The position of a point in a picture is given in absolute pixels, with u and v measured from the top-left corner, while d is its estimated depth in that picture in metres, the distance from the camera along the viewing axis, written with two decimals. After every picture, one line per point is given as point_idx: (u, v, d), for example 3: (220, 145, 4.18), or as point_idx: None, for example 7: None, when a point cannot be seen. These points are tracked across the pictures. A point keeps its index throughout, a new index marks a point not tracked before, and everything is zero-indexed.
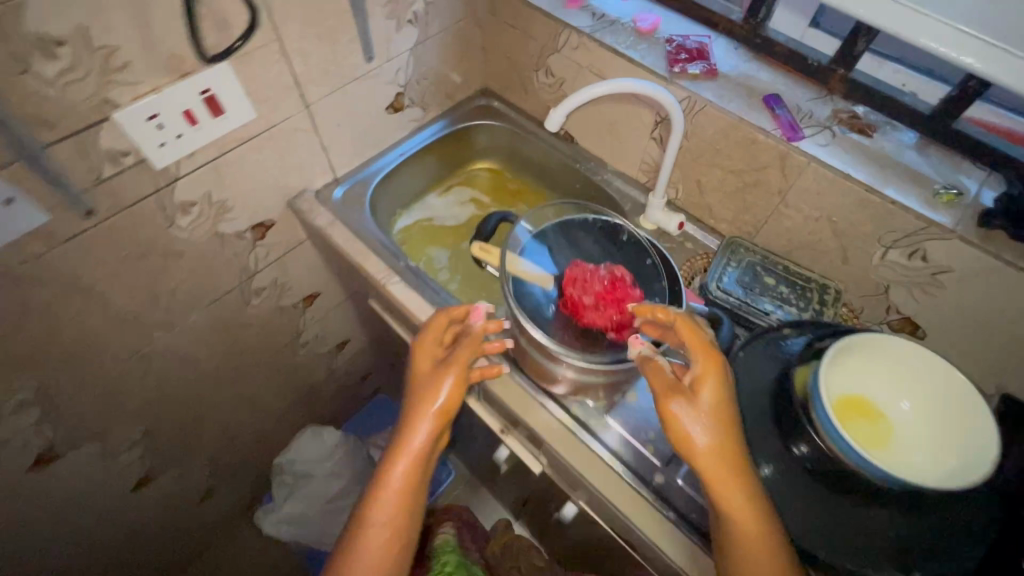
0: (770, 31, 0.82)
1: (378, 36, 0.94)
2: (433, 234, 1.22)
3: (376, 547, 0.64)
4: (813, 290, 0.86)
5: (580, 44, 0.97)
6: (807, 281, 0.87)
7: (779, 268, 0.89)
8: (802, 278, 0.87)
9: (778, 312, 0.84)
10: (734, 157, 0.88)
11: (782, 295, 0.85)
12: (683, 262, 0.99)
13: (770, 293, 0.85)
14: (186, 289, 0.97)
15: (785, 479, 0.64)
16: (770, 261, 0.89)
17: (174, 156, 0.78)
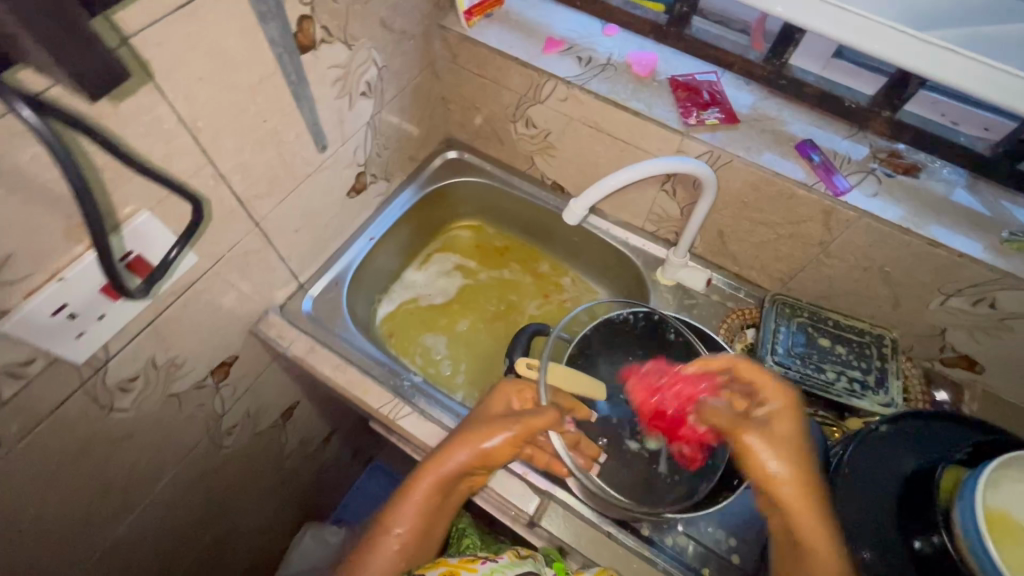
0: (796, 70, 0.73)
1: (329, 121, 0.76)
2: (421, 317, 1.06)
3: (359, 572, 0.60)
4: (870, 346, 0.79)
5: (570, 95, 0.82)
6: (861, 336, 0.80)
7: (830, 325, 0.81)
8: (855, 334, 0.80)
9: (842, 378, 0.76)
10: (767, 209, 0.78)
11: (841, 358, 0.78)
12: (716, 322, 0.90)
13: (828, 358, 0.78)
14: (143, 466, 0.78)
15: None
16: (819, 318, 0.81)
17: (98, 343, 0.59)
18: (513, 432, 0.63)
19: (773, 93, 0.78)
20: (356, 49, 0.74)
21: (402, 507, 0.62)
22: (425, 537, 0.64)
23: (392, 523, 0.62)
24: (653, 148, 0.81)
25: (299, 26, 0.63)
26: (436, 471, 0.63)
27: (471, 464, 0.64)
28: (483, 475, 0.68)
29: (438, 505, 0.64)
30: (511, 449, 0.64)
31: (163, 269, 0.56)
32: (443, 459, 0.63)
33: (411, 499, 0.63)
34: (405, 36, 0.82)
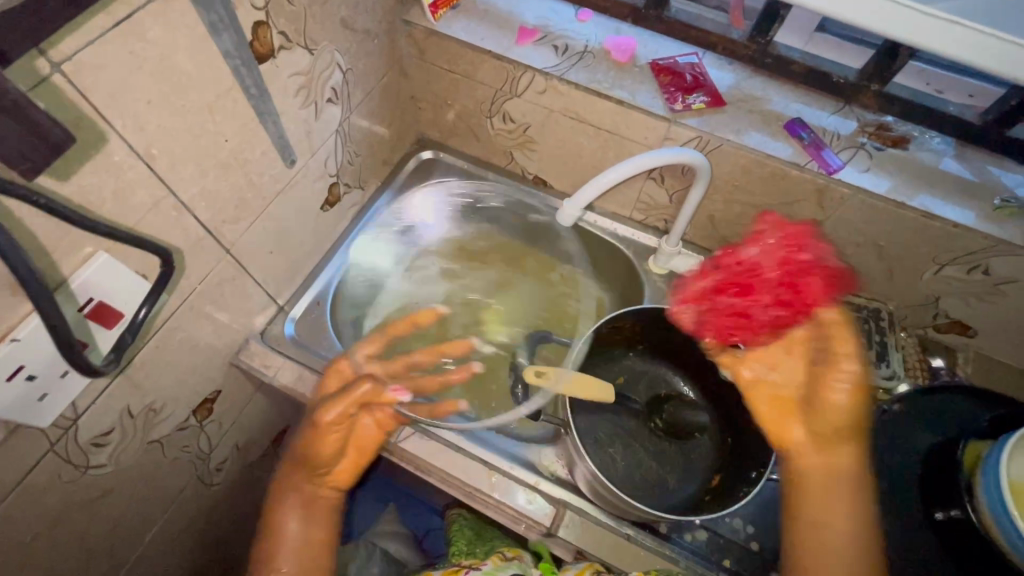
0: (781, 48, 0.72)
1: (296, 133, 0.71)
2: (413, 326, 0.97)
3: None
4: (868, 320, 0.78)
5: (548, 87, 0.79)
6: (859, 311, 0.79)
7: None
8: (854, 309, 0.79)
9: None
10: (758, 192, 0.77)
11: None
12: None
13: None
14: (129, 519, 0.73)
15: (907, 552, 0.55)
16: None
17: (64, 403, 0.53)
18: (320, 430, 0.66)
19: (757, 72, 0.76)
20: (318, 54, 0.68)
21: (277, 538, 0.66)
22: (310, 549, 0.66)
23: (269, 556, 0.65)
24: (638, 137, 0.78)
25: (254, 34, 0.57)
26: (295, 494, 0.68)
27: (307, 457, 0.67)
28: (345, 473, 0.70)
29: (310, 502, 0.68)
30: (332, 440, 0.66)
31: (134, 331, 0.53)
32: (292, 481, 0.68)
33: (283, 528, 0.66)
34: (369, 35, 0.77)
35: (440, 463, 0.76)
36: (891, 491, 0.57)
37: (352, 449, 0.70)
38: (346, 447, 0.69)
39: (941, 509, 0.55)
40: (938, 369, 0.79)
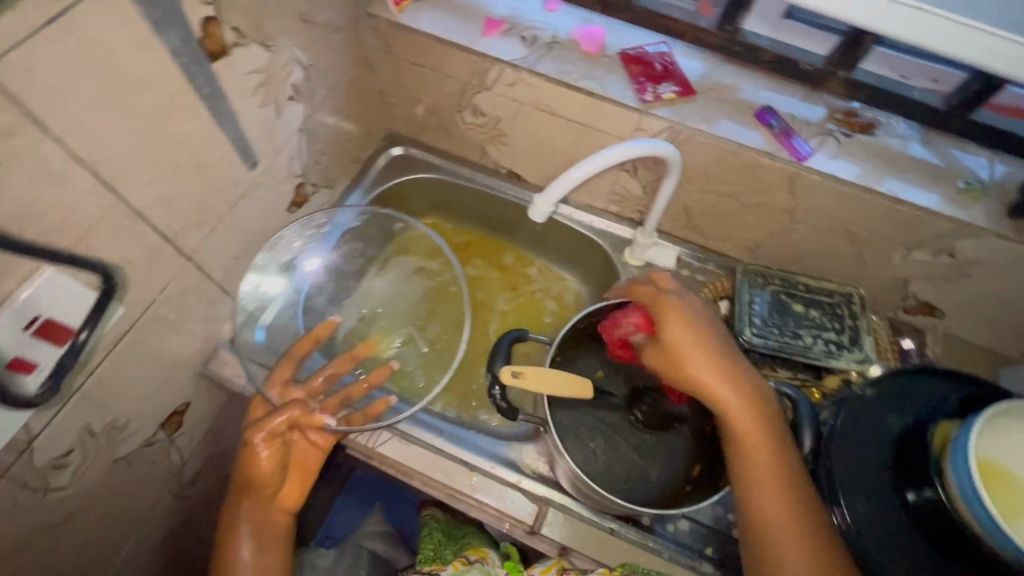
0: (749, 35, 0.71)
1: (256, 134, 0.68)
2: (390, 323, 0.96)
3: None
4: (840, 305, 0.79)
5: (518, 79, 0.77)
6: (832, 296, 0.79)
7: (803, 288, 0.80)
8: (826, 294, 0.80)
9: (819, 342, 0.76)
10: (730, 181, 0.77)
11: (816, 322, 0.77)
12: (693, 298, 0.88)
13: (805, 324, 0.77)
14: (98, 540, 0.70)
15: (876, 535, 0.55)
16: (791, 282, 0.80)
17: (16, 426, 0.51)
18: (251, 444, 0.68)
19: (727, 60, 0.76)
20: (276, 50, 0.66)
21: (228, 568, 0.65)
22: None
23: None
24: (610, 128, 0.77)
25: (204, 31, 0.54)
26: (244, 522, 0.68)
27: (250, 481, 0.69)
28: (293, 493, 0.72)
29: (261, 527, 0.68)
30: (268, 451, 0.69)
31: (73, 354, 0.51)
32: (236, 506, 0.69)
33: (230, 554, 0.65)
34: (329, 29, 0.74)
35: (420, 465, 0.75)
36: (865, 475, 0.57)
37: (295, 469, 0.72)
38: (287, 467, 0.71)
39: (912, 490, 0.55)
40: (907, 350, 0.81)
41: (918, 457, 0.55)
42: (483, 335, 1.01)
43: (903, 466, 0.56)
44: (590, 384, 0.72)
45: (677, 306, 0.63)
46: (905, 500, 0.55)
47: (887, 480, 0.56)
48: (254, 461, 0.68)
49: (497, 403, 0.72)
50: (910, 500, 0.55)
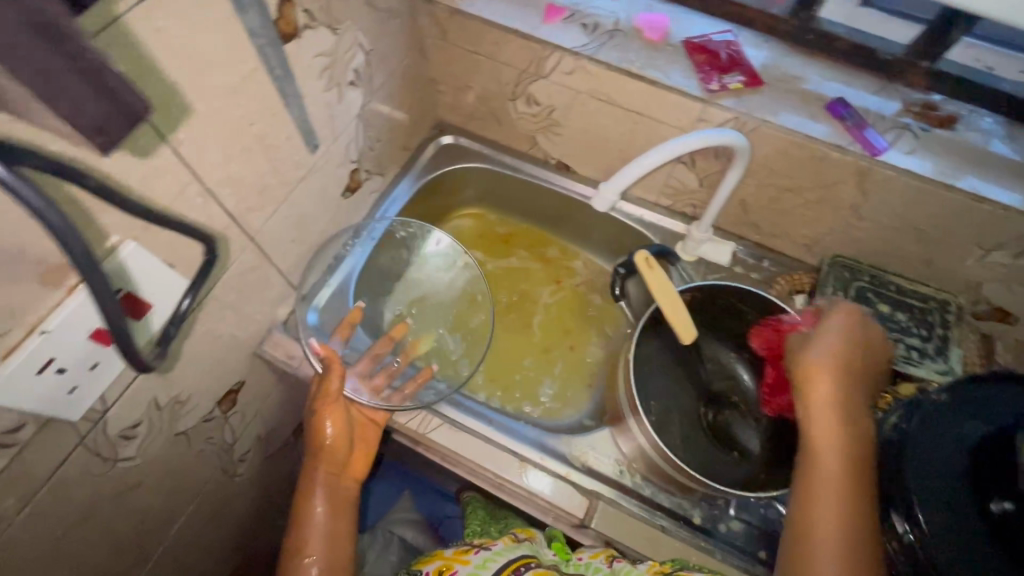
0: (824, 21, 0.70)
1: (318, 117, 0.68)
2: (435, 317, 0.95)
3: None
4: (932, 311, 0.76)
5: (577, 67, 0.75)
6: (923, 301, 0.77)
7: (893, 289, 0.78)
8: (919, 299, 0.78)
9: (900, 345, 0.73)
10: (795, 176, 0.74)
11: (900, 325, 0.75)
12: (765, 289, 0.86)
13: (889, 325, 0.74)
14: (156, 512, 0.72)
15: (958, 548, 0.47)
16: (880, 282, 0.79)
17: (92, 396, 0.52)
18: (323, 413, 0.72)
19: (795, 49, 0.73)
20: (341, 34, 0.66)
21: (305, 528, 0.68)
22: (337, 540, 0.68)
23: (298, 540, 0.66)
24: (669, 118, 0.76)
25: (279, 12, 0.55)
26: (320, 486, 0.70)
27: (319, 454, 0.71)
28: (360, 464, 0.75)
29: (337, 496, 0.71)
30: (336, 424, 0.72)
31: (154, 323, 0.53)
32: (314, 471, 0.71)
33: (311, 514, 0.68)
34: (390, 15, 0.74)
35: (469, 454, 0.75)
36: (938, 478, 0.49)
37: (360, 444, 0.75)
38: (352, 442, 0.74)
39: (996, 499, 0.47)
40: (996, 365, 0.75)
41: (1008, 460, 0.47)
42: (527, 328, 1.00)
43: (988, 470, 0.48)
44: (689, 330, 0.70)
45: (843, 325, 0.63)
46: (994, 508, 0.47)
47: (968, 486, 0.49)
48: (323, 434, 0.71)
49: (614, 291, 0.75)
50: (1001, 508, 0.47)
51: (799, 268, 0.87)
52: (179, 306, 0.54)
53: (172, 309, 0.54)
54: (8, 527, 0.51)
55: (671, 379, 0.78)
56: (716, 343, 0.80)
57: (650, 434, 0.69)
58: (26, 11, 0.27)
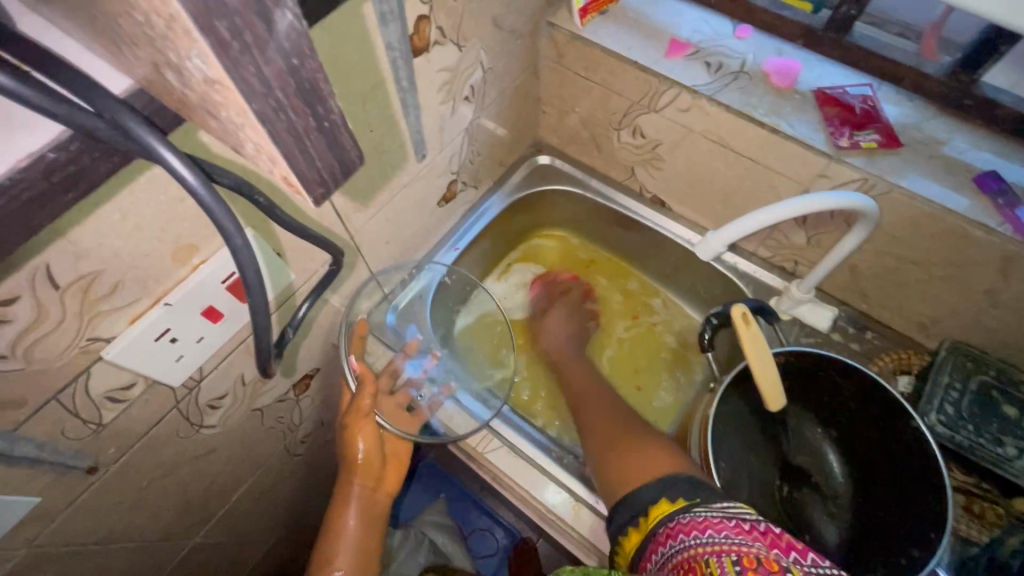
0: (986, 88, 0.63)
1: (431, 129, 0.70)
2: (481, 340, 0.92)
3: None
4: None
5: (693, 106, 0.73)
6: None
7: None
8: None
9: None
10: (925, 249, 0.67)
11: None
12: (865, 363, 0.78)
13: (1013, 432, 0.65)
14: (224, 478, 0.76)
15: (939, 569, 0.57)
16: (1010, 379, 0.68)
17: (194, 366, 0.55)
18: (355, 429, 0.71)
19: (943, 112, 0.67)
20: (466, 51, 0.67)
21: (336, 536, 0.70)
22: (364, 551, 0.71)
23: (330, 549, 0.69)
24: (788, 169, 0.71)
25: (416, 28, 0.57)
26: (353, 498, 0.72)
27: (354, 473, 0.72)
28: (393, 475, 0.76)
29: (371, 510, 0.73)
30: (366, 441, 0.71)
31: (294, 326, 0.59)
32: (349, 485, 0.72)
33: (343, 528, 0.70)
34: (513, 35, 0.74)
35: (524, 483, 0.74)
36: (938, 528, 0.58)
37: (392, 460, 0.76)
38: (385, 455, 0.75)
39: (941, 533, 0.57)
40: None
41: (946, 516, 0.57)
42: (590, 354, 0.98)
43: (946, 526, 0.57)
44: (778, 393, 0.65)
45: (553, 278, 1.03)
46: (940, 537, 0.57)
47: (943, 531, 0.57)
48: (358, 454, 0.71)
49: (702, 341, 0.69)
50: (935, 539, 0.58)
51: (909, 346, 0.79)
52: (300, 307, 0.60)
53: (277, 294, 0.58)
54: (104, 473, 0.55)
55: (745, 446, 0.72)
56: (802, 416, 0.74)
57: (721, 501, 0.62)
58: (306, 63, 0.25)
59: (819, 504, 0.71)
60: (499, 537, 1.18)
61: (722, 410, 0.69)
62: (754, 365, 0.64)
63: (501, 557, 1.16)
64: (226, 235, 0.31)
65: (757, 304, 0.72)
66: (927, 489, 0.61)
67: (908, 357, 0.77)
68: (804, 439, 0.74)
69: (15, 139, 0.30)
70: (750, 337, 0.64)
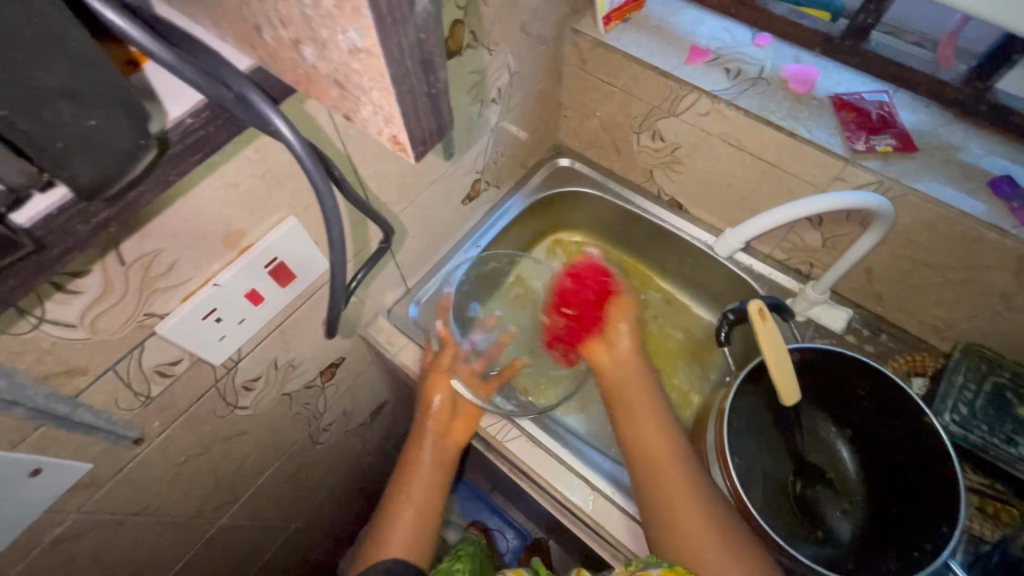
0: (1001, 95, 0.65)
1: (460, 128, 0.73)
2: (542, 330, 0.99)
3: (379, 518, 0.73)
4: None
5: (712, 110, 0.75)
6: None
7: None
8: None
9: None
10: (939, 251, 0.69)
11: None
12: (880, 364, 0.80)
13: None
14: (252, 460, 0.79)
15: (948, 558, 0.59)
16: None
17: (235, 345, 0.59)
18: (432, 381, 0.78)
19: (958, 119, 0.69)
20: (495, 55, 0.70)
21: (412, 469, 0.75)
22: (433, 489, 0.74)
23: (403, 481, 0.74)
24: (804, 172, 0.73)
25: (451, 32, 0.60)
26: (427, 439, 0.76)
27: (427, 421, 0.77)
28: (463, 427, 0.78)
29: (447, 453, 0.76)
30: (442, 393, 0.78)
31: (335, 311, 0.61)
32: (422, 432, 0.77)
33: (417, 466, 0.75)
34: (540, 41, 0.78)
35: (542, 472, 0.76)
36: (948, 518, 0.60)
37: (464, 414, 0.78)
38: (458, 407, 0.79)
39: (949, 525, 0.59)
40: None
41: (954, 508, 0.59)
42: None
43: (957, 516, 0.58)
44: (792, 388, 0.66)
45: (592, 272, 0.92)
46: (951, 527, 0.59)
47: (954, 521, 0.59)
48: (436, 401, 0.77)
49: (718, 336, 0.70)
50: (946, 530, 0.59)
51: (924, 349, 0.80)
52: (354, 277, 0.63)
53: (312, 280, 0.61)
54: (147, 446, 0.59)
55: (759, 442, 0.73)
56: (816, 414, 0.76)
57: (738, 489, 0.63)
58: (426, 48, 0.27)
59: (831, 501, 0.72)
60: (510, 538, 1.18)
61: (737, 405, 0.71)
62: (767, 358, 0.66)
63: (510, 557, 1.16)
64: (319, 194, 0.36)
65: (774, 303, 0.74)
66: (939, 481, 0.62)
67: (923, 360, 0.78)
68: (818, 436, 0.76)
69: (169, 112, 0.35)
70: (766, 330, 0.66)
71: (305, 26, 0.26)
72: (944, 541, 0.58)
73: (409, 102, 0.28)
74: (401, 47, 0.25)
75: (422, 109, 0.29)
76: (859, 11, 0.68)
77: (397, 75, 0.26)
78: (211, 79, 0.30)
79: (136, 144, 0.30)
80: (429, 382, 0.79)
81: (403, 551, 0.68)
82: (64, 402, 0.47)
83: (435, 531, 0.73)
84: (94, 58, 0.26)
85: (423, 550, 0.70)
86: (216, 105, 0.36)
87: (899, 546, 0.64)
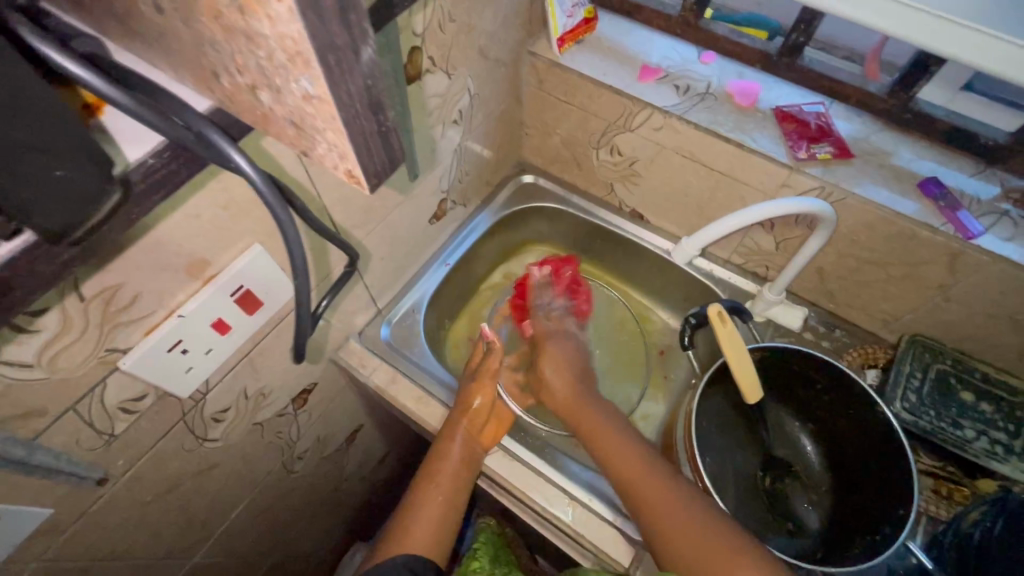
0: (923, 104, 0.71)
1: (423, 151, 0.75)
2: None
3: (404, 512, 0.72)
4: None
5: (665, 125, 0.79)
6: (1012, 396, 0.72)
7: (977, 378, 0.73)
8: (1008, 393, 0.72)
9: (982, 439, 0.69)
10: (880, 249, 0.73)
11: (985, 417, 0.71)
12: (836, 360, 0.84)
13: (970, 416, 0.71)
14: (223, 495, 0.77)
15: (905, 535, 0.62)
16: (964, 367, 0.74)
17: (201, 377, 0.57)
18: (477, 385, 0.79)
19: (887, 126, 0.74)
20: (455, 78, 0.72)
21: (438, 459, 0.75)
22: (458, 484, 0.74)
23: (433, 471, 0.74)
24: (754, 180, 0.77)
25: (409, 57, 0.62)
26: (456, 436, 0.75)
27: (463, 425, 0.76)
28: (495, 434, 0.78)
29: (475, 456, 0.76)
30: (483, 396, 0.78)
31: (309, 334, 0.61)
32: (455, 426, 0.76)
33: (446, 458, 0.74)
34: (498, 63, 0.80)
35: (520, 483, 0.76)
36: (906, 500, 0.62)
37: (494, 420, 0.78)
38: (494, 413, 0.79)
39: (904, 504, 0.63)
40: None
41: (908, 488, 0.63)
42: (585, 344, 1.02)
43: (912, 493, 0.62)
44: (752, 383, 0.69)
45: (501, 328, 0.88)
46: (904, 505, 0.62)
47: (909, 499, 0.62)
48: (478, 403, 0.78)
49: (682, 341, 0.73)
50: (903, 509, 0.62)
51: (875, 342, 0.85)
52: (319, 302, 0.63)
53: (279, 306, 0.61)
54: (112, 487, 0.57)
55: (728, 440, 0.76)
56: (780, 411, 0.79)
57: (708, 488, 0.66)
58: (372, 93, 0.28)
59: (799, 494, 0.75)
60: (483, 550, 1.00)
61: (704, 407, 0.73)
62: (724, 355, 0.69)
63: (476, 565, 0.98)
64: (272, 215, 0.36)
65: (735, 304, 0.77)
66: (893, 465, 0.66)
67: (874, 352, 0.83)
68: (784, 432, 0.79)
69: (128, 151, 0.36)
70: (724, 327, 0.69)
71: (260, 75, 0.27)
72: (901, 521, 0.62)
73: (361, 141, 0.29)
74: (350, 93, 0.27)
75: (374, 146, 0.30)
76: (791, 31, 0.73)
77: (347, 118, 0.28)
78: (172, 120, 0.31)
79: (85, 198, 0.30)
80: (473, 386, 0.79)
81: (425, 548, 0.68)
82: (22, 445, 0.45)
83: (455, 526, 0.73)
84: (47, 123, 0.26)
85: (443, 542, 0.70)
86: (177, 146, 0.37)
87: (865, 528, 0.67)
